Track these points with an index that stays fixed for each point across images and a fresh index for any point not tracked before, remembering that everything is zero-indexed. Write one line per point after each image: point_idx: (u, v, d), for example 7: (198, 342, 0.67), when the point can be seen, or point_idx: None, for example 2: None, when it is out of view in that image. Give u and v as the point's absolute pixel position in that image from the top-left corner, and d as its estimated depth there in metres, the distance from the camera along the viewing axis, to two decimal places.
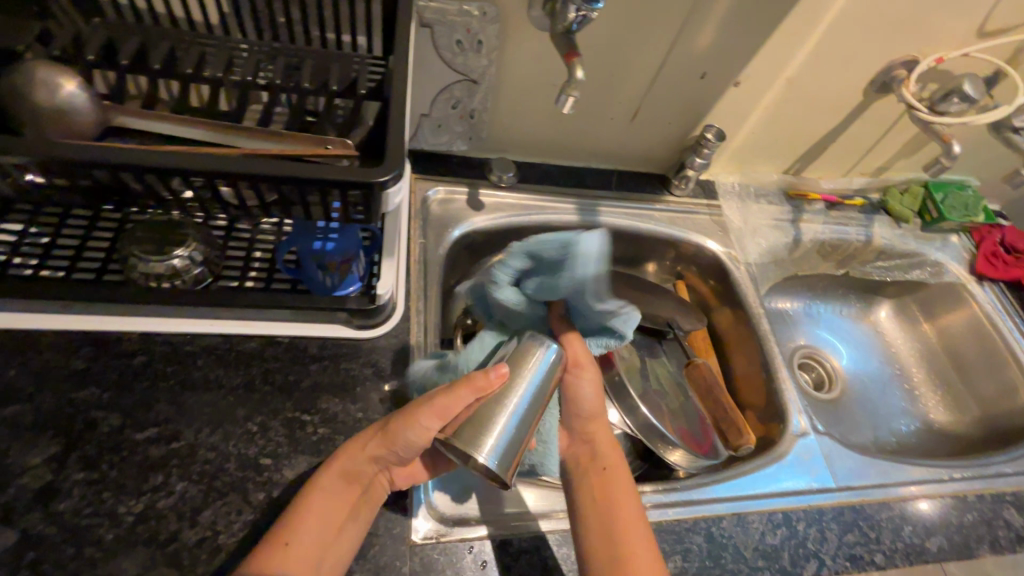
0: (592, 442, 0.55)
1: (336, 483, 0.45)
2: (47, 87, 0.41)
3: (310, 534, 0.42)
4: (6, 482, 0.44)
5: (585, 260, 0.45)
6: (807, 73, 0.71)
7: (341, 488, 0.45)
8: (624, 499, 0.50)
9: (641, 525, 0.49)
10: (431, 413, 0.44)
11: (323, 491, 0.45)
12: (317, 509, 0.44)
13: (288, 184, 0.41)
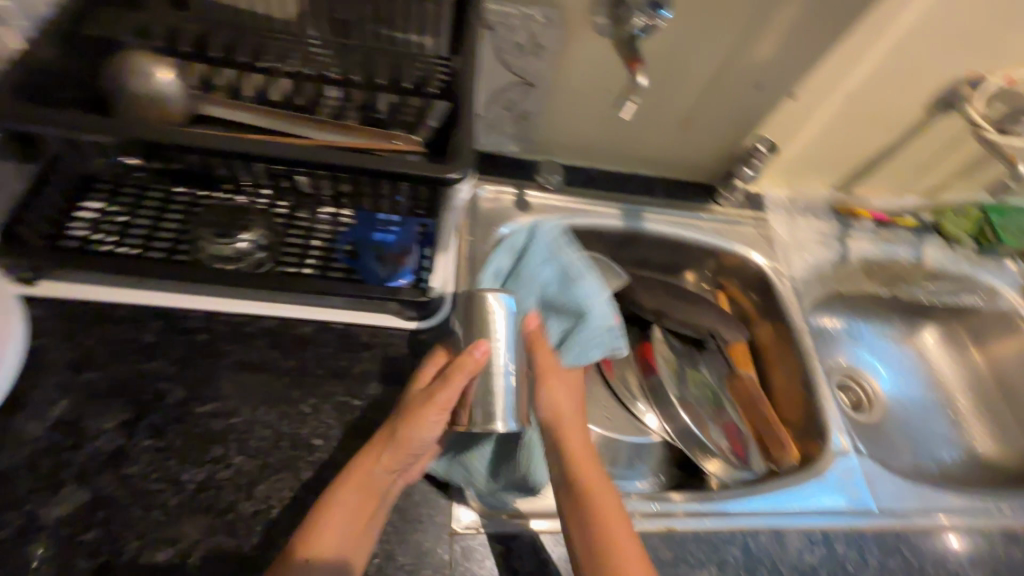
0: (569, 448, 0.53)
1: (348, 497, 0.45)
2: (143, 74, 0.43)
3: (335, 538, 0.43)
4: (81, 443, 0.47)
5: (539, 233, 0.65)
6: (866, 88, 0.70)
7: (360, 492, 0.46)
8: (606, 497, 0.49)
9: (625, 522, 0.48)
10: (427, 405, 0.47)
11: (334, 508, 0.44)
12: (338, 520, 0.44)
13: (362, 176, 0.43)
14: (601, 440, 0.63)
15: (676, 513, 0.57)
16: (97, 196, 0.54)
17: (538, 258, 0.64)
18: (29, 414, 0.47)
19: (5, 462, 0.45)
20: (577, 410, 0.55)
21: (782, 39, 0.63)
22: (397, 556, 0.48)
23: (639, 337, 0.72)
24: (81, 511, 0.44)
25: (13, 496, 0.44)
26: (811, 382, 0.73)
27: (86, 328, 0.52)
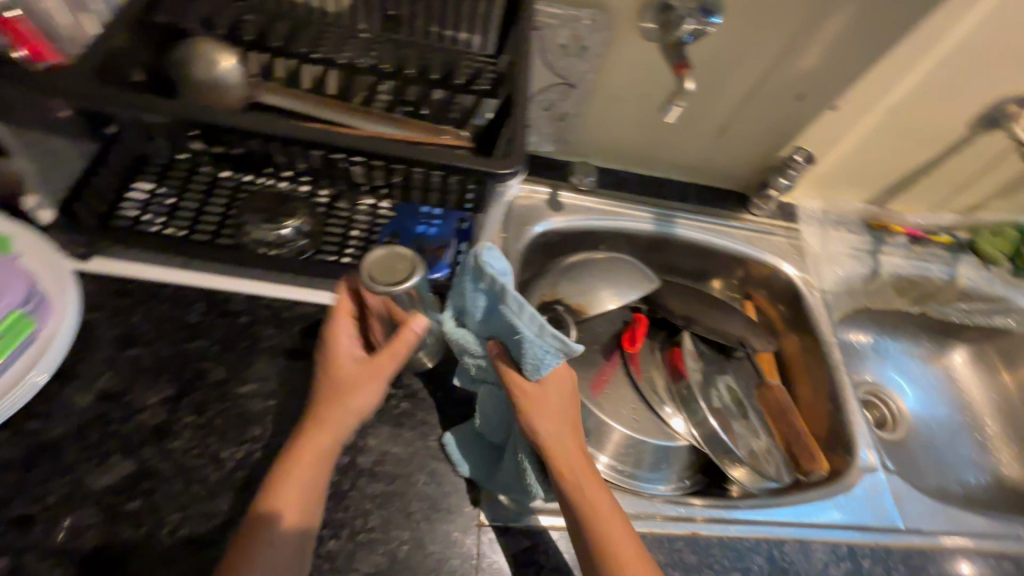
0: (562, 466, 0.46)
1: (298, 470, 0.42)
2: (208, 61, 0.45)
3: (290, 513, 0.41)
4: (126, 416, 0.48)
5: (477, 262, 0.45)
6: (911, 102, 0.70)
7: (312, 463, 0.43)
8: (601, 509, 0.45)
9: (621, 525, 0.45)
10: (364, 365, 0.45)
11: (285, 488, 0.42)
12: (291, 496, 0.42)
13: (415, 167, 0.42)
14: (626, 442, 0.63)
15: (701, 517, 0.57)
16: (147, 176, 0.55)
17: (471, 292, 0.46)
18: (77, 385, 0.49)
19: (55, 430, 0.46)
20: (564, 418, 0.46)
21: (830, 49, 0.62)
22: (426, 544, 0.48)
23: (667, 342, 0.72)
24: (126, 481, 0.45)
25: (62, 463, 0.45)
26: (839, 397, 0.73)
27: (133, 305, 0.53)
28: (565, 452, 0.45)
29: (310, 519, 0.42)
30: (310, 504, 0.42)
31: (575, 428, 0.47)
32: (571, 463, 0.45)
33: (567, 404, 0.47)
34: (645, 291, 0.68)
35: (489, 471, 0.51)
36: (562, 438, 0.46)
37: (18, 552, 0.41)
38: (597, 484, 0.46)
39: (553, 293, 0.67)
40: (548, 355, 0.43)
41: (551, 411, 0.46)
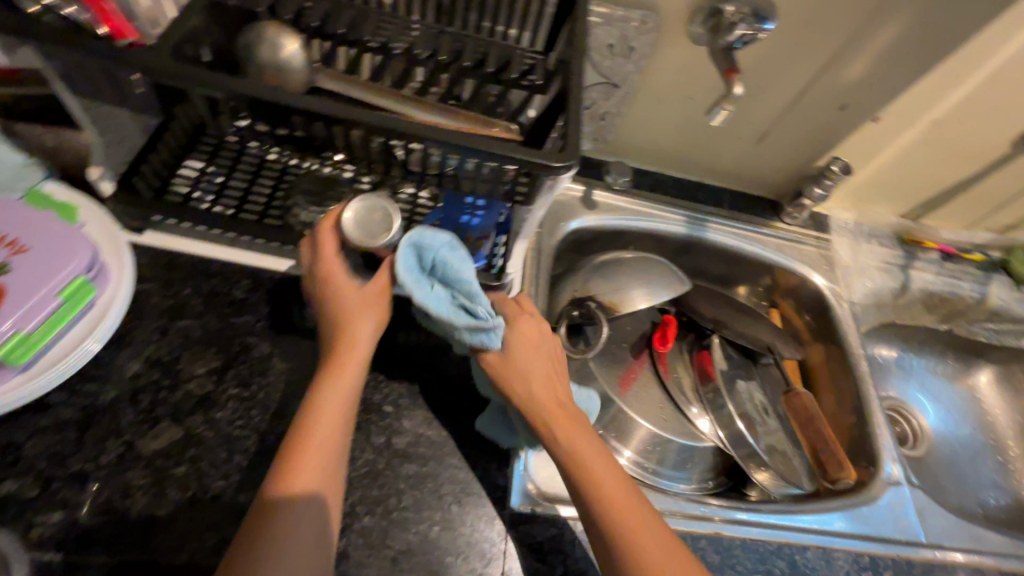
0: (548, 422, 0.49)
1: (314, 424, 0.44)
2: (275, 44, 0.46)
3: (314, 463, 0.42)
4: (175, 384, 0.50)
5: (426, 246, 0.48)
6: (955, 116, 0.69)
7: (331, 409, 0.45)
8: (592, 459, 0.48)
9: (613, 470, 0.48)
10: (360, 298, 0.48)
11: (305, 442, 0.43)
12: (313, 448, 0.43)
13: (471, 156, 0.43)
14: (651, 439, 0.64)
15: (723, 518, 0.57)
16: (199, 155, 0.56)
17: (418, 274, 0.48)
18: (130, 351, 0.50)
19: (109, 394, 0.48)
20: (542, 376, 0.51)
21: (879, 60, 0.62)
22: (457, 526, 0.49)
23: (695, 345, 0.73)
24: (174, 446, 0.47)
25: (115, 425, 0.47)
26: (865, 409, 0.72)
27: (184, 278, 0.55)
28: (543, 409, 0.49)
29: (334, 463, 0.44)
30: (334, 449, 0.44)
31: (553, 387, 0.52)
32: (544, 413, 0.49)
33: (542, 364, 0.52)
34: (677, 293, 0.68)
35: (508, 432, 0.53)
36: (531, 392, 0.50)
37: (73, 507, 0.43)
38: (573, 429, 0.49)
39: (586, 289, 0.68)
40: (489, 329, 0.49)
41: (526, 372, 0.50)
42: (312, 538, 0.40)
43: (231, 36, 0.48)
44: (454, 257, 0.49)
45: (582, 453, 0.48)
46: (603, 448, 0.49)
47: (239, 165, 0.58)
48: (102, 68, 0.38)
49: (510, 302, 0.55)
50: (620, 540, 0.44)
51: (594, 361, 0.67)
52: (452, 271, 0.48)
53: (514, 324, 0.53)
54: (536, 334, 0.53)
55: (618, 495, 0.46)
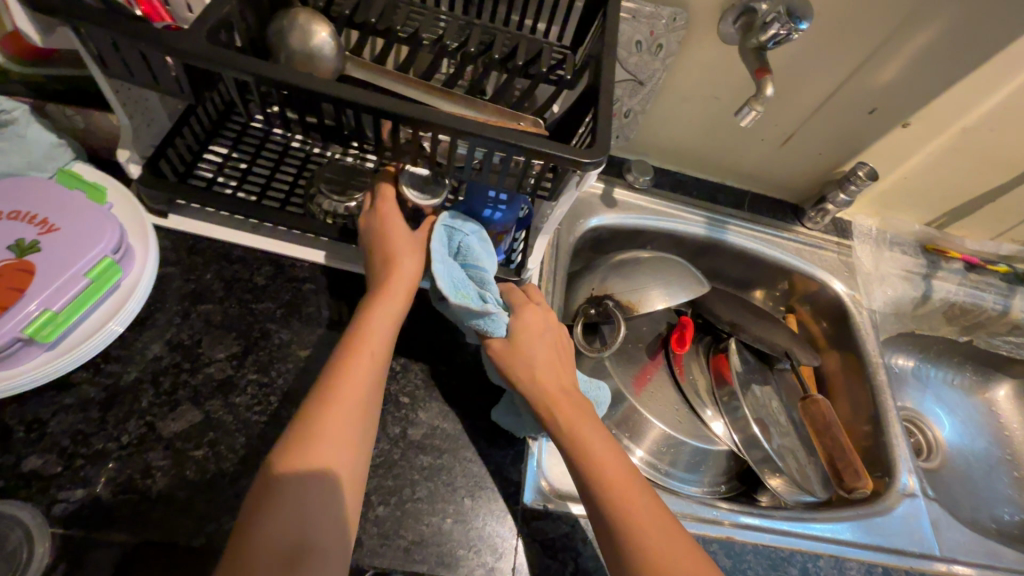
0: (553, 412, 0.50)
1: (362, 346, 0.46)
2: (306, 32, 0.46)
3: (360, 381, 0.45)
4: (197, 367, 0.50)
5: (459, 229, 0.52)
6: (988, 124, 0.68)
7: (377, 334, 0.47)
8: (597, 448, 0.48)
9: (617, 458, 0.48)
10: (412, 239, 0.51)
11: (350, 365, 0.45)
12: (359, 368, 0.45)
13: (499, 149, 0.43)
14: (665, 440, 0.64)
15: (734, 522, 0.57)
16: (223, 141, 0.58)
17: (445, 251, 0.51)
18: (153, 334, 0.51)
19: (131, 375, 0.48)
20: (546, 364, 0.52)
21: (913, 64, 0.61)
22: (470, 520, 0.49)
23: (711, 348, 0.73)
24: (193, 429, 0.47)
25: (136, 406, 0.47)
26: (881, 418, 0.72)
27: (206, 263, 0.55)
28: (549, 396, 0.50)
29: (376, 386, 0.46)
30: (376, 373, 0.46)
31: (557, 375, 0.52)
32: (548, 400, 0.50)
33: (546, 353, 0.53)
34: (695, 295, 0.67)
35: (518, 422, 0.53)
36: (535, 380, 0.51)
37: (94, 485, 0.43)
38: (578, 418, 0.49)
39: (603, 288, 0.68)
40: (494, 319, 0.51)
41: (531, 360, 0.51)
42: (354, 454, 0.42)
43: (263, 22, 0.48)
44: (479, 246, 0.52)
45: (586, 440, 0.48)
46: (607, 434, 0.50)
47: (261, 154, 0.58)
48: (137, 51, 0.39)
49: (516, 293, 0.57)
50: (623, 526, 0.44)
51: (611, 359, 0.67)
52: (474, 258, 0.51)
53: (520, 313, 0.54)
54: (541, 323, 0.54)
55: (621, 480, 0.47)
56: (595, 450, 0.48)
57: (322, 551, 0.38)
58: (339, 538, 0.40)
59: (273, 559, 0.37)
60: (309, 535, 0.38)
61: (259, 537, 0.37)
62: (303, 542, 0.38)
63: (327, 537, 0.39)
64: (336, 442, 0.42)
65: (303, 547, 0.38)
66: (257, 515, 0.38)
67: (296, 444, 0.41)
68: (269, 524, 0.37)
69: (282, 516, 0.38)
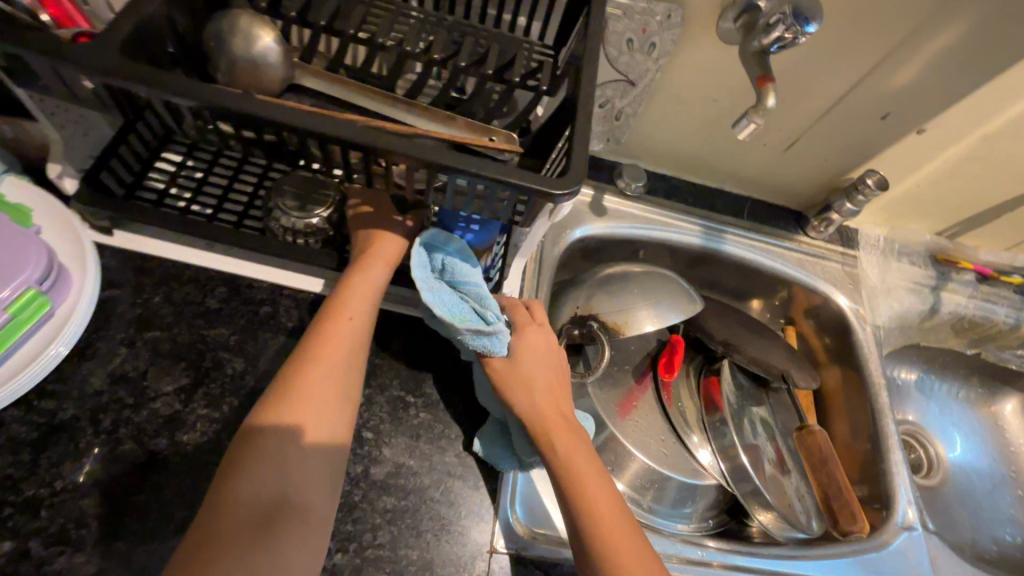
0: (545, 433, 0.47)
1: (343, 309, 0.47)
2: (250, 37, 0.42)
3: (341, 342, 0.45)
4: (141, 403, 0.46)
5: (440, 247, 0.48)
6: (1012, 131, 0.62)
7: (358, 298, 0.48)
8: (590, 479, 0.45)
9: (609, 493, 0.45)
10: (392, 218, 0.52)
11: (330, 329, 0.46)
12: (340, 330, 0.46)
13: (463, 177, 0.38)
14: (649, 474, 0.60)
15: (722, 563, 0.53)
16: (176, 148, 0.53)
17: (430, 274, 0.47)
18: (94, 365, 0.47)
19: (69, 411, 0.45)
20: (544, 385, 0.49)
21: (930, 67, 0.56)
22: (435, 566, 0.46)
23: (704, 368, 0.69)
24: (134, 472, 0.44)
25: (73, 447, 0.44)
26: (880, 443, 0.68)
27: (155, 285, 0.51)
28: (541, 419, 0.47)
29: (358, 349, 0.46)
30: (357, 338, 0.46)
31: (557, 397, 0.50)
32: (543, 422, 0.47)
33: (546, 375, 0.50)
34: (687, 315, 0.63)
35: (505, 453, 0.50)
36: (532, 401, 0.48)
37: (23, 537, 0.40)
38: (573, 448, 0.46)
39: (588, 307, 0.63)
40: (495, 333, 0.47)
41: (527, 381, 0.48)
42: (333, 415, 0.43)
43: (199, 23, 0.43)
44: (464, 261, 0.48)
45: (577, 468, 0.45)
46: (600, 465, 0.47)
47: (218, 164, 0.54)
48: (43, 65, 0.34)
49: (519, 309, 0.53)
50: (601, 556, 0.42)
51: (593, 385, 0.64)
52: (461, 275, 0.47)
53: (521, 333, 0.50)
54: (543, 344, 0.51)
55: (610, 515, 0.44)
56: (585, 477, 0.45)
57: (299, 508, 0.38)
58: (318, 497, 0.40)
59: (248, 517, 0.36)
60: (286, 491, 0.38)
61: (236, 492, 0.37)
62: (280, 497, 0.38)
63: (305, 494, 0.39)
64: (315, 404, 0.42)
65: (278, 508, 0.37)
66: (233, 476, 0.38)
67: (274, 402, 0.41)
68: (240, 488, 0.37)
69: (259, 473, 0.38)
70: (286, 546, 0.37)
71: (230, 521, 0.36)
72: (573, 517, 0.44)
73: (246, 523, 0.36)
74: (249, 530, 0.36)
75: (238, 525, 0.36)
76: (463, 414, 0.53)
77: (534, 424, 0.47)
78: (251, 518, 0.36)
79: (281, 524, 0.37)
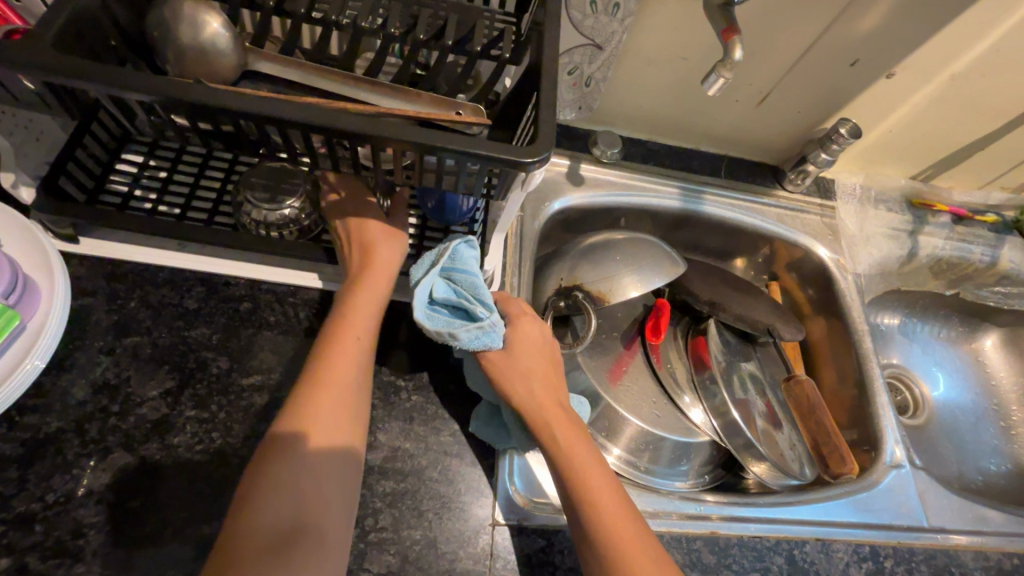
0: (545, 422, 0.47)
1: (350, 325, 0.46)
2: (195, 23, 0.41)
3: (350, 358, 0.45)
4: (127, 410, 0.46)
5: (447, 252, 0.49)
6: (979, 68, 0.62)
7: (363, 312, 0.47)
8: (590, 468, 0.45)
9: (607, 479, 0.46)
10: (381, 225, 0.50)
11: (339, 349, 0.45)
12: (348, 345, 0.45)
13: (430, 152, 0.37)
14: (644, 437, 0.61)
15: (720, 516, 0.54)
16: (138, 149, 0.51)
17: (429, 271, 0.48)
18: (74, 375, 0.46)
19: (54, 424, 0.44)
20: (542, 375, 0.50)
21: (892, 8, 0.56)
22: (439, 544, 0.46)
23: (690, 329, 0.70)
24: (126, 478, 0.43)
25: (61, 459, 0.43)
26: (867, 387, 0.69)
27: (129, 290, 0.50)
28: (539, 408, 0.47)
29: (367, 357, 0.46)
30: (365, 347, 0.46)
31: (555, 387, 0.50)
32: (543, 414, 0.47)
33: (543, 365, 0.50)
34: (670, 277, 0.63)
35: (501, 433, 0.51)
36: (531, 394, 0.48)
37: (20, 552, 0.40)
38: (572, 434, 0.47)
39: (572, 278, 0.63)
40: (490, 329, 0.47)
41: (523, 371, 0.48)
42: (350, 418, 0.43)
43: (140, 14, 0.41)
44: (463, 261, 0.48)
45: (576, 457, 0.46)
46: (598, 453, 0.47)
47: (182, 161, 0.52)
48: None
49: (512, 303, 0.53)
50: (608, 555, 0.41)
51: (583, 355, 0.64)
52: (460, 269, 0.48)
53: (516, 324, 0.51)
54: (538, 336, 0.51)
55: (610, 502, 0.44)
56: (584, 467, 0.45)
57: (318, 525, 0.38)
58: (337, 510, 0.39)
59: (258, 552, 0.35)
60: (307, 509, 0.38)
61: (248, 527, 0.36)
62: (299, 514, 0.38)
63: (322, 511, 0.39)
64: (329, 419, 0.41)
65: (300, 521, 0.38)
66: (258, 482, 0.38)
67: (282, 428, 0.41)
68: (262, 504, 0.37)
69: (264, 515, 0.37)
70: (309, 554, 0.37)
71: (257, 531, 0.36)
72: (577, 511, 0.44)
73: (265, 530, 0.36)
74: (277, 533, 0.37)
75: (266, 535, 0.36)
76: (455, 393, 0.53)
77: (532, 414, 0.47)
78: (274, 533, 0.37)
79: (301, 540, 0.37)
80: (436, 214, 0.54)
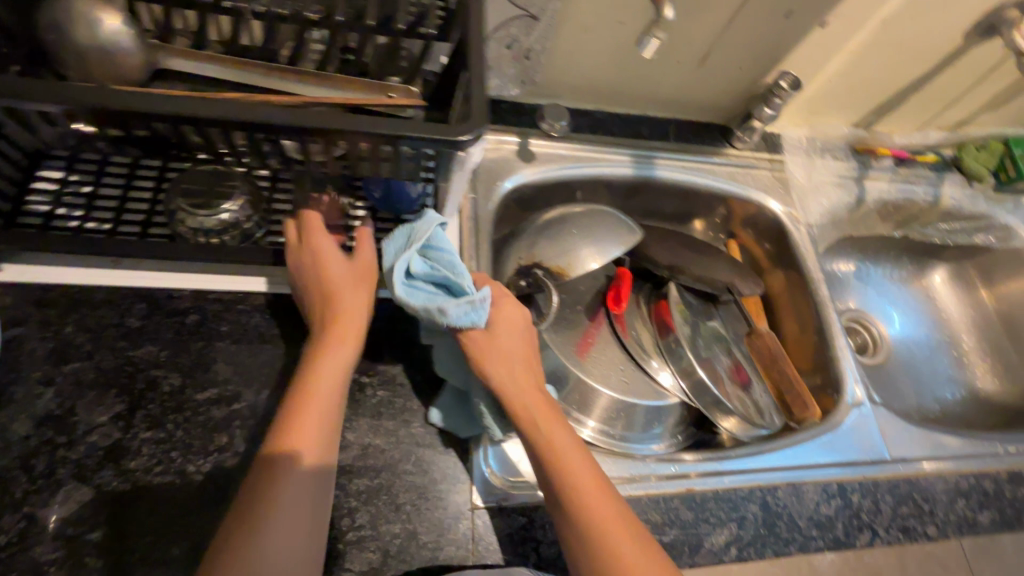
0: (525, 405, 0.47)
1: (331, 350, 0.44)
2: (93, 21, 0.38)
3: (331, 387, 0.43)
4: (76, 439, 0.44)
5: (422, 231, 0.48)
6: (907, 11, 0.63)
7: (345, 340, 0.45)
8: (569, 449, 0.45)
9: (586, 457, 0.46)
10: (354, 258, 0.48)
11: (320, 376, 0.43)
12: (325, 377, 0.43)
13: (360, 137, 0.35)
14: (616, 405, 0.62)
15: (697, 473, 0.55)
16: (55, 164, 0.48)
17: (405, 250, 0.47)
18: (14, 411, 0.44)
19: None
20: (521, 356, 0.49)
21: None
22: (420, 535, 0.46)
23: (652, 295, 0.71)
24: (82, 511, 0.41)
25: (9, 499, 0.41)
26: (825, 333, 0.71)
27: (64, 315, 0.48)
28: (517, 388, 0.47)
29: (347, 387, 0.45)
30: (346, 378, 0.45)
31: (532, 367, 0.50)
32: (523, 396, 0.47)
33: (523, 346, 0.50)
34: (628, 246, 0.63)
35: (466, 420, 0.51)
36: (511, 374, 0.48)
37: None
38: (550, 414, 0.47)
39: (531, 256, 0.63)
40: (479, 304, 0.46)
41: (501, 353, 0.48)
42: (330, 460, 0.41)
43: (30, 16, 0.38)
44: (440, 239, 0.48)
45: (556, 435, 0.46)
46: (577, 434, 0.48)
47: (106, 173, 0.49)
48: None
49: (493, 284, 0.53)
50: (589, 532, 0.42)
51: (549, 330, 0.63)
52: (439, 247, 0.47)
53: (497, 305, 0.50)
54: (520, 316, 0.51)
55: (586, 479, 0.44)
56: (563, 446, 0.45)
57: None
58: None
59: None
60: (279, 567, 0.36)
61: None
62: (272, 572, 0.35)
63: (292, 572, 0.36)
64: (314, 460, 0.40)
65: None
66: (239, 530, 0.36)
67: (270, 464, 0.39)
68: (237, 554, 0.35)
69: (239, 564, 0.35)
70: None
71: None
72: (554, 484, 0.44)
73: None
74: None
75: None
76: (423, 383, 0.53)
77: (507, 393, 0.47)
78: None
79: None
80: (387, 205, 0.53)
